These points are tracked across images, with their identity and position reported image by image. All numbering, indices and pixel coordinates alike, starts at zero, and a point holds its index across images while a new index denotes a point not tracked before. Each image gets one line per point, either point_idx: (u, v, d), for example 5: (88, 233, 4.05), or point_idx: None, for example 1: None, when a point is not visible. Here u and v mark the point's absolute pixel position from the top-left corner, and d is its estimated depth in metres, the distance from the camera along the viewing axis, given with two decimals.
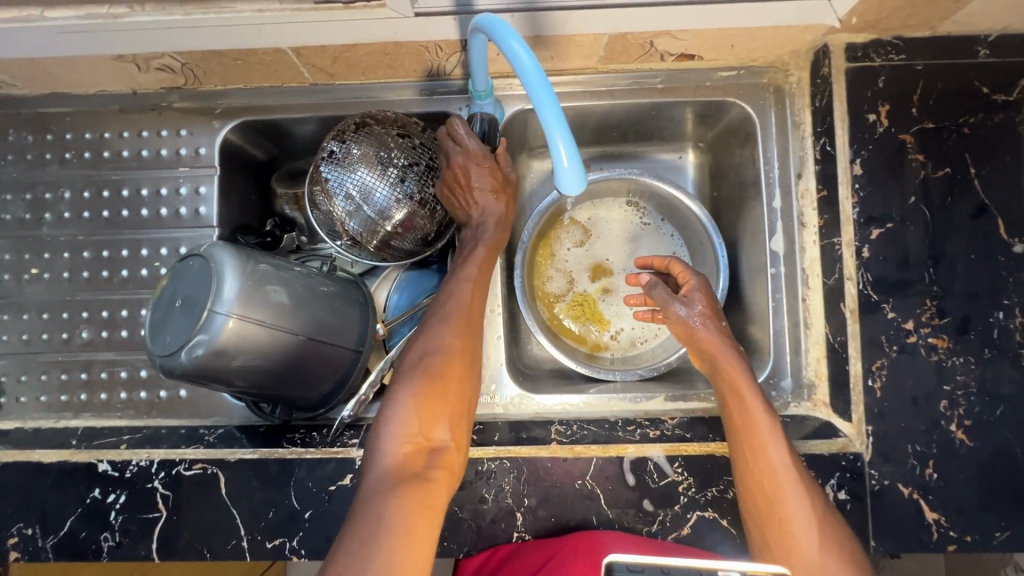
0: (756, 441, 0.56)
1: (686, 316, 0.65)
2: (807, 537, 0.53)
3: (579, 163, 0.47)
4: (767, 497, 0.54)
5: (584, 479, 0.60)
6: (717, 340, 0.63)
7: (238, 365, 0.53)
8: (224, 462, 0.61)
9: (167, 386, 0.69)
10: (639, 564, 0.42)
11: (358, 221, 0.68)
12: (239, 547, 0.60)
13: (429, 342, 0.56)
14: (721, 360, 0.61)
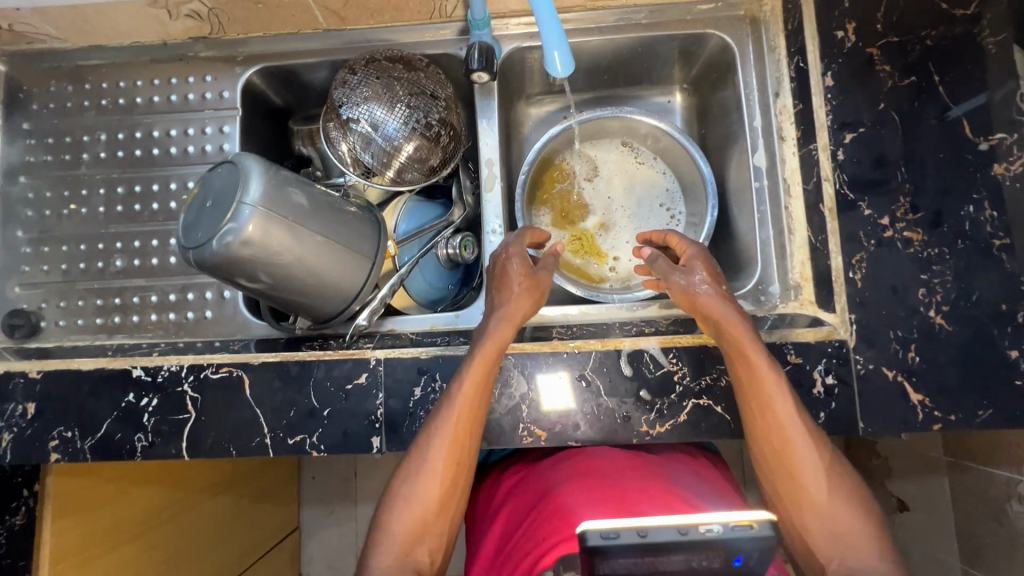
0: (769, 417, 0.59)
1: (691, 285, 0.63)
2: (818, 491, 0.57)
3: (569, 56, 0.59)
4: (780, 466, 0.59)
5: (584, 372, 0.64)
6: (717, 305, 0.61)
7: (264, 259, 0.58)
8: (248, 365, 0.66)
9: (194, 309, 0.73)
10: (614, 529, 0.41)
11: (371, 151, 0.74)
12: (262, 444, 0.64)
13: (438, 416, 0.60)
14: (726, 327, 0.60)
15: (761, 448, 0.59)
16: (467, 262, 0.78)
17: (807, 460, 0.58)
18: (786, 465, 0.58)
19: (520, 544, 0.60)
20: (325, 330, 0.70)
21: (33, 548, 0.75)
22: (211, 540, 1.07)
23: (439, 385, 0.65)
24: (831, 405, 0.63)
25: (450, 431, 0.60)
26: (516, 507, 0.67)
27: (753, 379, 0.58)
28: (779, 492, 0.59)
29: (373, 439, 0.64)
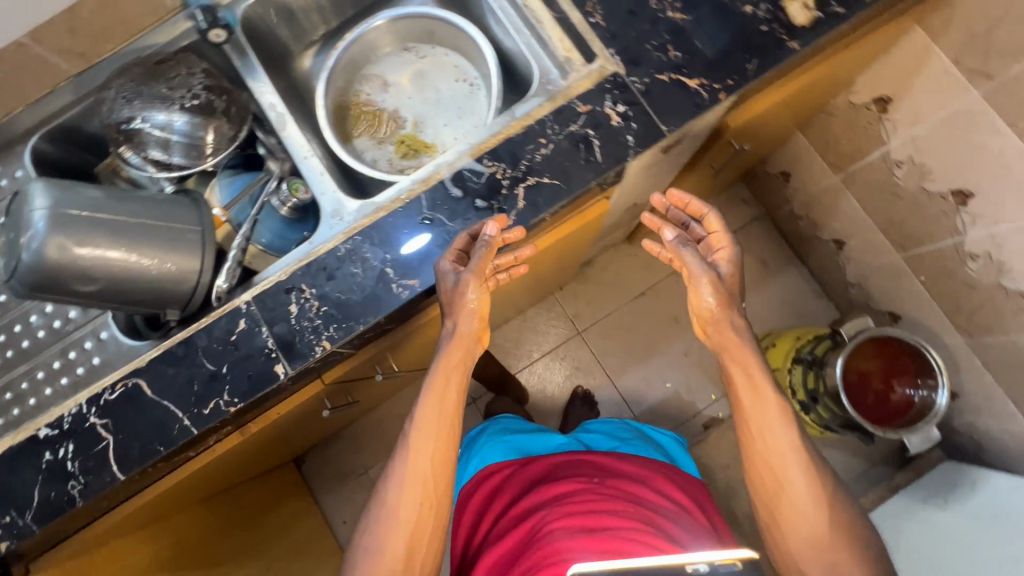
0: (763, 424, 0.71)
1: (709, 302, 0.72)
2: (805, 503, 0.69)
3: None
4: (774, 482, 0.70)
5: (423, 214, 0.69)
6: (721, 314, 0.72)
7: (81, 255, 0.63)
8: (139, 370, 0.68)
9: (81, 363, 0.75)
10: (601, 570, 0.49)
11: (178, 151, 0.78)
12: (184, 426, 0.66)
13: (404, 470, 0.68)
14: (726, 336, 0.73)
15: (747, 448, 0.72)
16: (309, 203, 0.81)
17: (778, 436, 0.70)
18: (776, 480, 0.70)
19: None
20: (196, 309, 0.73)
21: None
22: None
23: (309, 293, 0.68)
24: (633, 127, 0.69)
25: (416, 481, 0.68)
26: (494, 563, 0.74)
27: (755, 395, 0.71)
28: (761, 497, 0.71)
29: (276, 367, 0.67)
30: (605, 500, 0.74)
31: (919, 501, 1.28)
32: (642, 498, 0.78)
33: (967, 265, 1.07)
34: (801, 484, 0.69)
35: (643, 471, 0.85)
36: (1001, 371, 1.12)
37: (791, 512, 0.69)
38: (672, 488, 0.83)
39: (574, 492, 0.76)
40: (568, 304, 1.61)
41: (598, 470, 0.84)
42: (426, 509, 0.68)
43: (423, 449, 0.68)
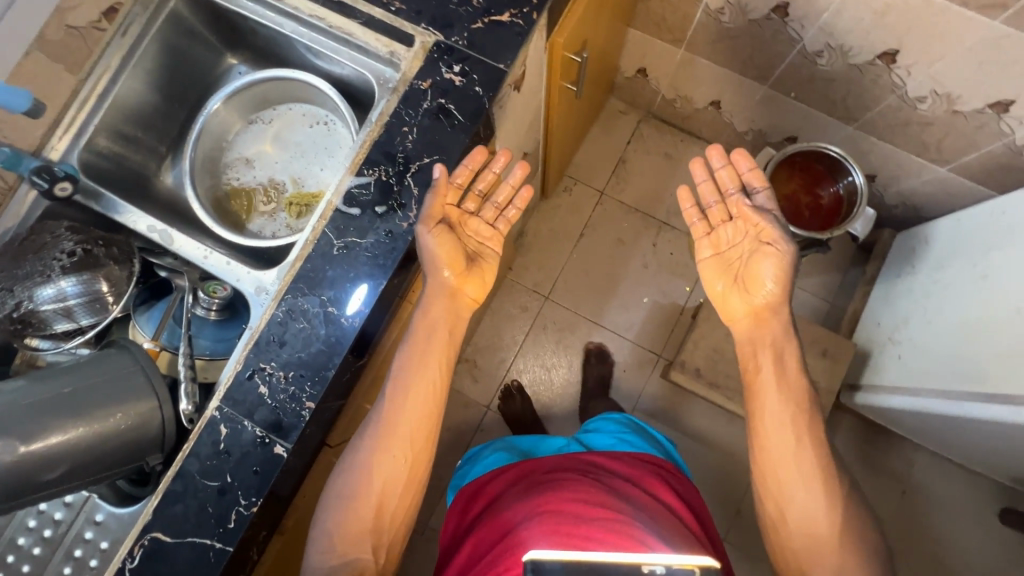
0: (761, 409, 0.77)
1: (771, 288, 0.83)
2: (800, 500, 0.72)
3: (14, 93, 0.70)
4: (767, 467, 0.75)
5: (336, 244, 0.70)
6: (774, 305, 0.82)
7: (36, 445, 0.62)
8: (147, 525, 0.66)
9: (91, 555, 0.71)
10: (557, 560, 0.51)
11: (81, 313, 0.76)
12: (218, 549, 0.65)
13: (387, 415, 0.71)
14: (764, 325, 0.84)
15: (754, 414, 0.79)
16: (233, 297, 0.80)
17: (774, 429, 0.76)
18: (771, 472, 0.75)
19: (484, 572, 0.68)
20: (173, 442, 0.71)
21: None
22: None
23: (270, 368, 0.68)
24: (476, 79, 0.72)
25: (395, 440, 0.70)
26: (484, 534, 0.75)
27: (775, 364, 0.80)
28: (761, 486, 0.76)
29: (277, 449, 0.66)
30: (593, 501, 0.72)
31: (892, 277, 1.37)
32: (634, 500, 0.77)
33: (818, 64, 1.17)
34: (799, 483, 0.73)
35: (638, 473, 0.85)
36: (892, 135, 1.22)
37: (787, 506, 0.73)
38: (664, 491, 0.82)
39: (578, 481, 0.78)
40: (524, 278, 1.64)
41: (595, 467, 0.83)
42: (408, 448, 0.70)
43: (406, 406, 0.72)
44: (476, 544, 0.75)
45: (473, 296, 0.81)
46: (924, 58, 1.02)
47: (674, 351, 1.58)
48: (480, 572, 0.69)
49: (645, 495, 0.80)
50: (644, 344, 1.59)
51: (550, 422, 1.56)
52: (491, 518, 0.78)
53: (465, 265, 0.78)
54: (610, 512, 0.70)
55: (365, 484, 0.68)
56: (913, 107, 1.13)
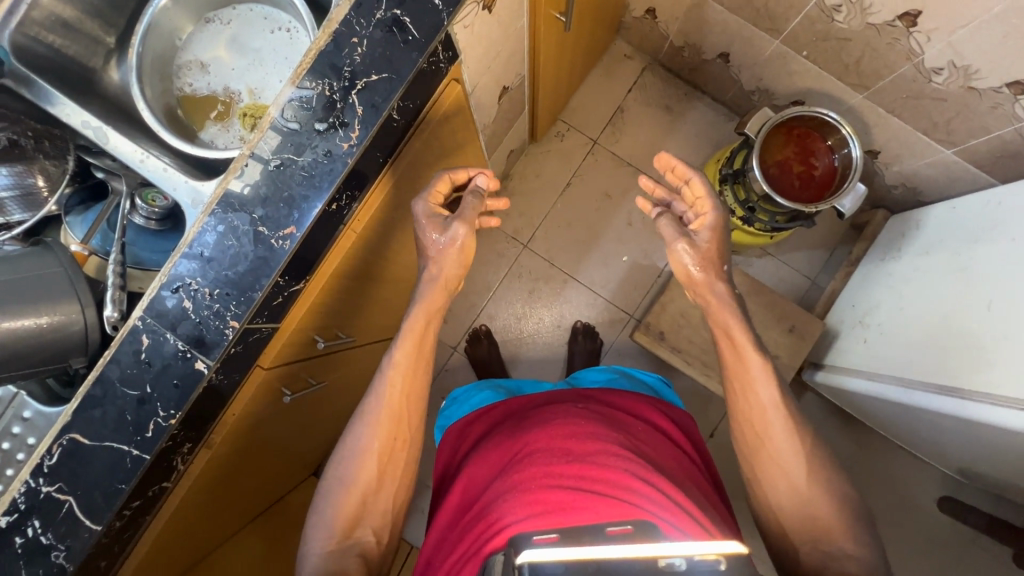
0: (746, 381, 0.77)
1: (689, 266, 0.82)
2: (789, 460, 0.73)
3: None
4: (756, 436, 0.76)
5: (271, 161, 0.66)
6: (699, 281, 0.82)
7: None
8: (67, 426, 0.65)
9: (19, 449, 0.72)
10: (555, 562, 0.49)
11: (15, 206, 0.73)
12: (136, 457, 0.66)
13: (371, 411, 0.76)
14: (714, 302, 0.81)
15: (741, 412, 0.78)
16: (173, 209, 0.77)
17: (760, 394, 0.76)
18: (757, 435, 0.76)
19: (474, 519, 0.65)
20: (98, 346, 0.71)
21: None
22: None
23: (195, 283, 0.66)
24: None
25: (379, 433, 0.75)
26: (476, 477, 0.73)
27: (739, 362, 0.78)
28: (745, 451, 0.77)
29: (198, 365, 0.66)
30: (571, 441, 0.69)
31: (875, 260, 1.33)
32: (631, 428, 0.77)
33: (835, 20, 1.07)
34: (787, 442, 0.74)
35: (635, 404, 0.85)
36: (902, 109, 1.14)
37: (771, 464, 0.74)
38: (652, 413, 0.84)
39: (567, 414, 0.75)
40: (504, 224, 1.60)
41: (586, 399, 0.82)
42: (395, 444, 0.76)
43: (389, 398, 0.76)
44: (467, 487, 0.73)
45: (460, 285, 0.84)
46: (947, 24, 0.93)
47: (646, 312, 1.57)
48: (463, 527, 0.67)
49: (639, 423, 0.81)
50: (618, 303, 1.57)
51: (513, 369, 1.56)
52: (479, 460, 0.75)
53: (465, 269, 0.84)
54: (608, 441, 0.69)
55: (355, 477, 0.74)
56: (927, 80, 1.05)
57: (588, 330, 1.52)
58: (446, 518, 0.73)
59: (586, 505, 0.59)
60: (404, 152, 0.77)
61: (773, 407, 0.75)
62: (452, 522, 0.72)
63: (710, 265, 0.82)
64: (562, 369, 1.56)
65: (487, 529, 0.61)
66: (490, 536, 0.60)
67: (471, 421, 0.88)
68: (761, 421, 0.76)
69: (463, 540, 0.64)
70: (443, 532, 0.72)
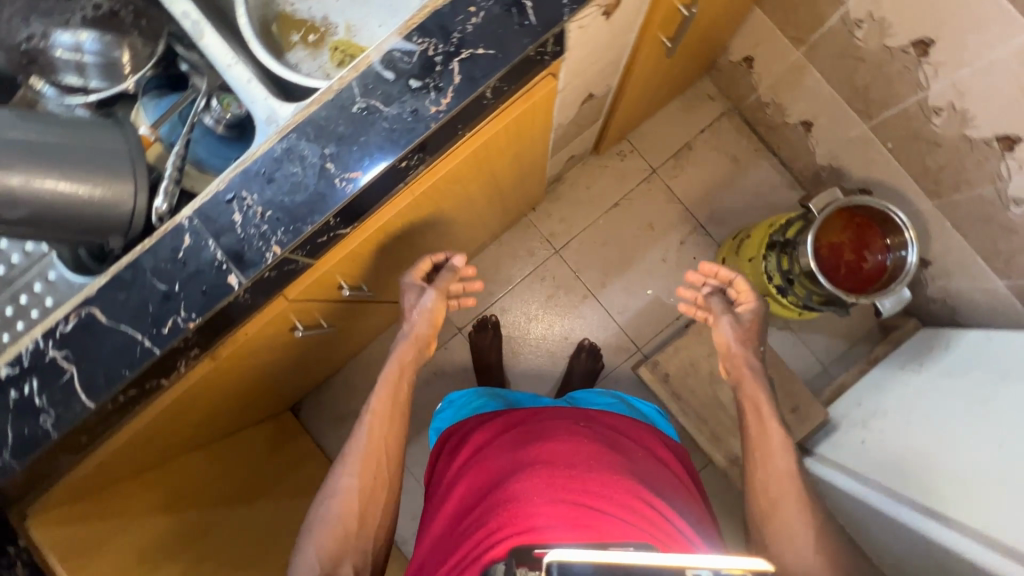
0: (766, 449, 0.83)
1: (729, 336, 0.95)
2: (803, 528, 0.77)
3: None
4: (773, 502, 0.80)
5: (357, 103, 0.65)
6: (734, 354, 0.94)
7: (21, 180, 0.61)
8: (90, 299, 0.66)
9: (33, 307, 0.73)
10: (586, 564, 0.43)
11: (96, 75, 0.75)
12: (146, 348, 0.66)
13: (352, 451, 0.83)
14: (743, 373, 0.92)
15: (758, 481, 0.82)
16: (244, 120, 0.78)
17: (779, 462, 0.82)
18: (770, 503, 0.80)
19: (479, 522, 0.67)
20: (138, 232, 0.71)
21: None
22: (255, 534, 1.12)
23: (250, 200, 0.66)
24: None
25: (359, 472, 0.81)
26: (480, 479, 0.74)
27: (764, 421, 0.86)
28: (760, 514, 0.80)
29: (230, 279, 0.66)
30: (584, 461, 0.71)
31: (894, 366, 1.32)
32: (634, 449, 0.79)
33: (932, 122, 1.06)
34: (798, 510, 0.78)
35: (631, 423, 0.86)
36: (968, 228, 1.13)
37: (788, 530, 0.77)
38: (655, 438, 0.86)
39: (571, 430, 0.77)
40: (543, 224, 1.60)
41: (592, 416, 0.84)
42: (371, 487, 0.81)
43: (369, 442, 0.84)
44: (465, 492, 0.74)
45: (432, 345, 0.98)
46: None
47: (654, 350, 1.56)
48: (467, 529, 0.68)
49: (644, 446, 0.83)
50: (629, 332, 1.57)
51: (510, 366, 1.56)
52: (484, 463, 0.76)
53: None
54: (612, 463, 0.72)
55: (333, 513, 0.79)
56: (1005, 206, 1.03)
57: (592, 351, 1.50)
58: (446, 516, 0.74)
59: (589, 527, 0.62)
60: (476, 137, 0.77)
61: (790, 474, 0.81)
62: (451, 521, 0.73)
63: (748, 341, 0.95)
64: (557, 380, 1.55)
65: (490, 536, 0.63)
66: (498, 545, 0.61)
67: (471, 422, 0.89)
68: (776, 489, 0.81)
69: (462, 545, 0.66)
70: (441, 530, 0.73)
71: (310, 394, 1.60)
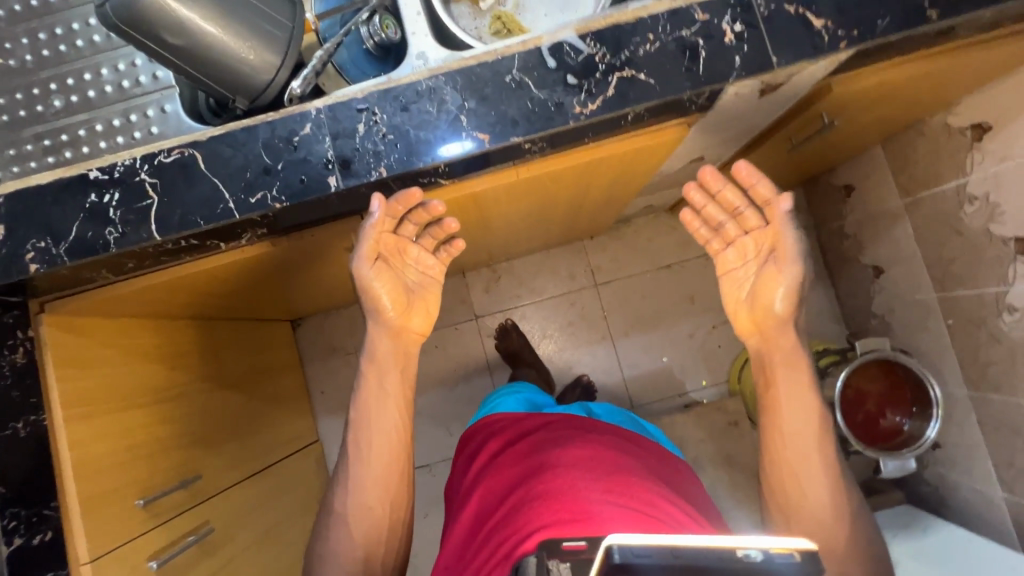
0: (794, 426, 0.79)
1: (778, 300, 0.79)
2: (824, 508, 0.77)
3: None
4: (790, 480, 0.78)
5: (512, 74, 0.67)
6: (784, 319, 0.79)
7: (190, 17, 0.63)
8: (198, 143, 0.68)
9: (139, 129, 0.76)
10: (645, 549, 0.49)
11: None
12: (228, 209, 0.67)
13: (369, 410, 0.83)
14: (773, 338, 0.81)
15: (773, 467, 0.80)
16: (394, 44, 0.80)
17: (803, 444, 0.79)
18: (794, 486, 0.78)
19: (504, 519, 0.74)
20: (263, 104, 0.73)
21: (43, 402, 0.76)
22: (212, 428, 1.10)
23: (378, 118, 0.68)
24: (744, 50, 0.66)
25: (373, 436, 0.82)
26: (501, 486, 0.82)
27: (798, 396, 0.80)
28: (775, 496, 0.79)
29: (329, 179, 0.67)
30: (598, 464, 0.78)
31: None
32: (644, 458, 0.87)
33: (1001, 317, 1.06)
34: (818, 486, 0.77)
35: (635, 435, 0.95)
36: (991, 430, 1.13)
37: (804, 515, 0.77)
38: (659, 449, 0.93)
39: (580, 440, 0.85)
40: (594, 255, 1.62)
41: (599, 430, 0.92)
42: (381, 462, 0.82)
43: (380, 403, 0.84)
44: (492, 495, 0.82)
45: (419, 330, 0.86)
46: None
47: (647, 414, 1.56)
48: (493, 528, 0.75)
49: (652, 455, 0.90)
50: (630, 388, 1.57)
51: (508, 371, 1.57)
52: (502, 472, 0.84)
53: (408, 303, 0.83)
54: (625, 468, 0.80)
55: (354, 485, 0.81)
56: None
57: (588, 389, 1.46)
58: (470, 524, 0.82)
59: (620, 511, 0.68)
60: (539, 167, 0.79)
61: (812, 454, 0.78)
62: (477, 525, 0.80)
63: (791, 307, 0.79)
64: None
65: (519, 522, 0.70)
66: (521, 535, 0.68)
67: (487, 438, 0.98)
68: (794, 471, 0.78)
69: (496, 535, 0.73)
70: (468, 537, 0.81)
71: (316, 316, 1.62)
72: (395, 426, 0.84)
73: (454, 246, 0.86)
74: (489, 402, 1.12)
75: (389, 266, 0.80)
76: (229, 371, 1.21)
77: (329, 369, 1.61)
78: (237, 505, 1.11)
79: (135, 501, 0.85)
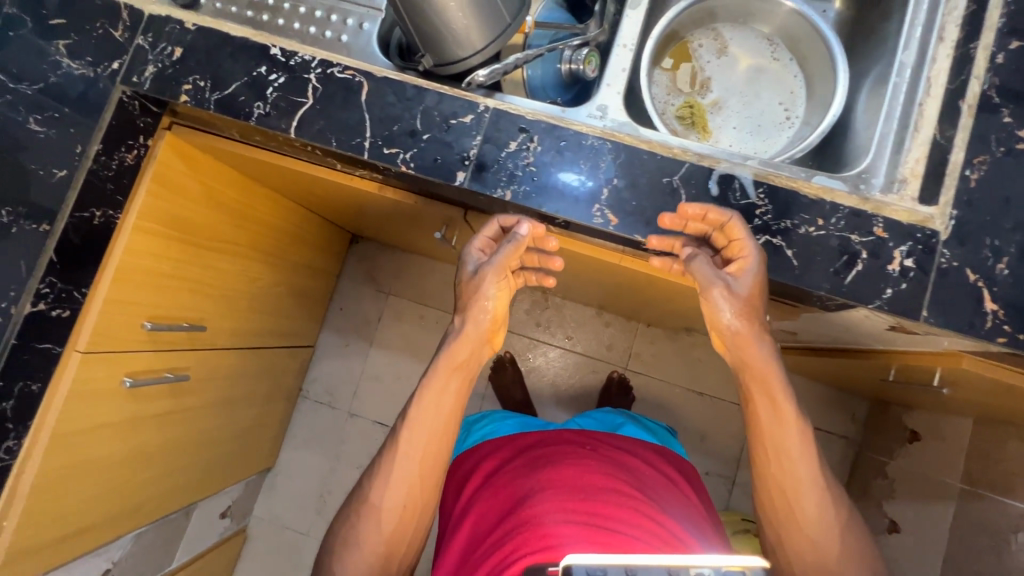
0: (781, 447, 0.69)
1: (726, 320, 0.67)
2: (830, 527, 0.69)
3: None
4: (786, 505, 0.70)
5: (671, 178, 0.66)
6: (740, 335, 0.67)
7: None
8: (371, 76, 0.71)
9: (332, 30, 0.76)
10: (599, 564, 0.49)
11: None
12: (360, 146, 0.69)
13: (419, 408, 0.76)
14: (746, 352, 0.68)
15: (761, 488, 0.71)
16: (586, 80, 0.81)
17: (800, 465, 0.69)
18: (787, 502, 0.70)
19: (499, 540, 0.75)
20: (443, 73, 0.74)
21: (124, 205, 0.82)
22: (237, 290, 1.14)
23: (532, 146, 0.68)
24: (900, 286, 0.62)
25: (419, 437, 0.76)
26: (493, 506, 0.84)
27: (775, 413, 0.69)
28: (773, 519, 0.71)
29: (458, 173, 0.68)
30: (590, 487, 0.79)
31: None
32: (640, 478, 0.87)
33: None
34: (822, 505, 0.69)
35: (631, 448, 0.96)
36: None
37: (804, 533, 0.69)
38: (663, 467, 0.94)
39: (571, 462, 0.86)
40: (639, 341, 1.59)
41: (594, 444, 0.93)
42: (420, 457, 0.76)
43: (439, 409, 0.76)
44: (486, 517, 0.82)
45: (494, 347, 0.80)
46: None
47: None
48: (485, 548, 0.76)
49: (653, 475, 0.90)
50: None
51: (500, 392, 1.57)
52: (497, 493, 0.85)
53: (502, 319, 0.78)
54: (613, 488, 0.80)
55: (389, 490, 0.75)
56: None
57: (623, 385, 1.52)
58: (465, 539, 0.83)
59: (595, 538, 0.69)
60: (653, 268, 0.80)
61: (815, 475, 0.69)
62: (472, 542, 0.81)
63: (753, 318, 0.66)
64: None
65: (509, 549, 0.71)
66: (512, 559, 0.69)
67: (485, 458, 0.98)
68: (792, 490, 0.69)
69: (485, 558, 0.74)
70: (461, 554, 0.82)
71: (375, 242, 1.66)
72: (445, 424, 0.77)
73: (543, 280, 0.83)
74: (479, 427, 1.10)
75: (503, 286, 0.75)
76: (278, 247, 1.25)
77: (358, 293, 1.66)
78: (218, 365, 1.16)
79: (144, 323, 0.91)
